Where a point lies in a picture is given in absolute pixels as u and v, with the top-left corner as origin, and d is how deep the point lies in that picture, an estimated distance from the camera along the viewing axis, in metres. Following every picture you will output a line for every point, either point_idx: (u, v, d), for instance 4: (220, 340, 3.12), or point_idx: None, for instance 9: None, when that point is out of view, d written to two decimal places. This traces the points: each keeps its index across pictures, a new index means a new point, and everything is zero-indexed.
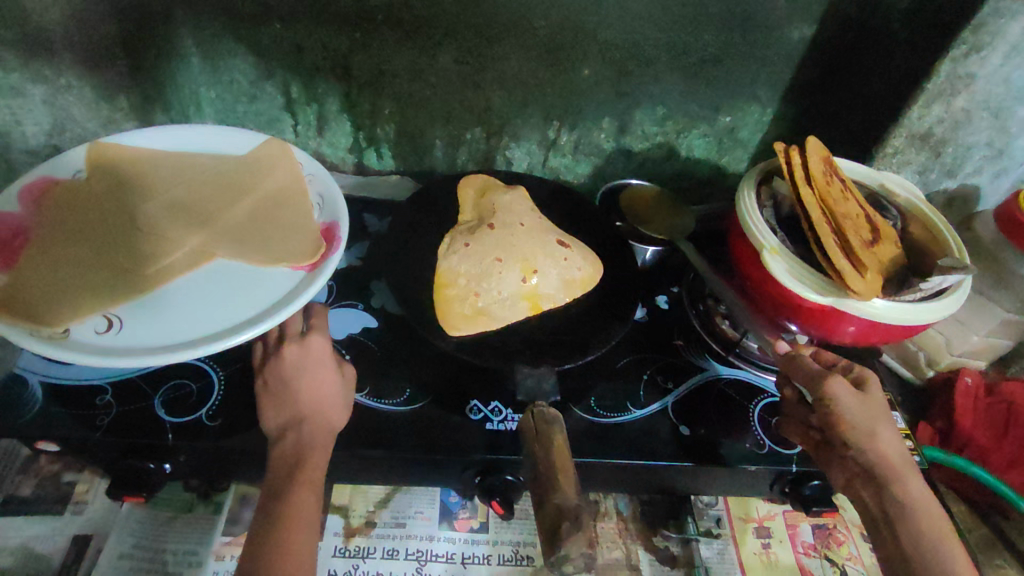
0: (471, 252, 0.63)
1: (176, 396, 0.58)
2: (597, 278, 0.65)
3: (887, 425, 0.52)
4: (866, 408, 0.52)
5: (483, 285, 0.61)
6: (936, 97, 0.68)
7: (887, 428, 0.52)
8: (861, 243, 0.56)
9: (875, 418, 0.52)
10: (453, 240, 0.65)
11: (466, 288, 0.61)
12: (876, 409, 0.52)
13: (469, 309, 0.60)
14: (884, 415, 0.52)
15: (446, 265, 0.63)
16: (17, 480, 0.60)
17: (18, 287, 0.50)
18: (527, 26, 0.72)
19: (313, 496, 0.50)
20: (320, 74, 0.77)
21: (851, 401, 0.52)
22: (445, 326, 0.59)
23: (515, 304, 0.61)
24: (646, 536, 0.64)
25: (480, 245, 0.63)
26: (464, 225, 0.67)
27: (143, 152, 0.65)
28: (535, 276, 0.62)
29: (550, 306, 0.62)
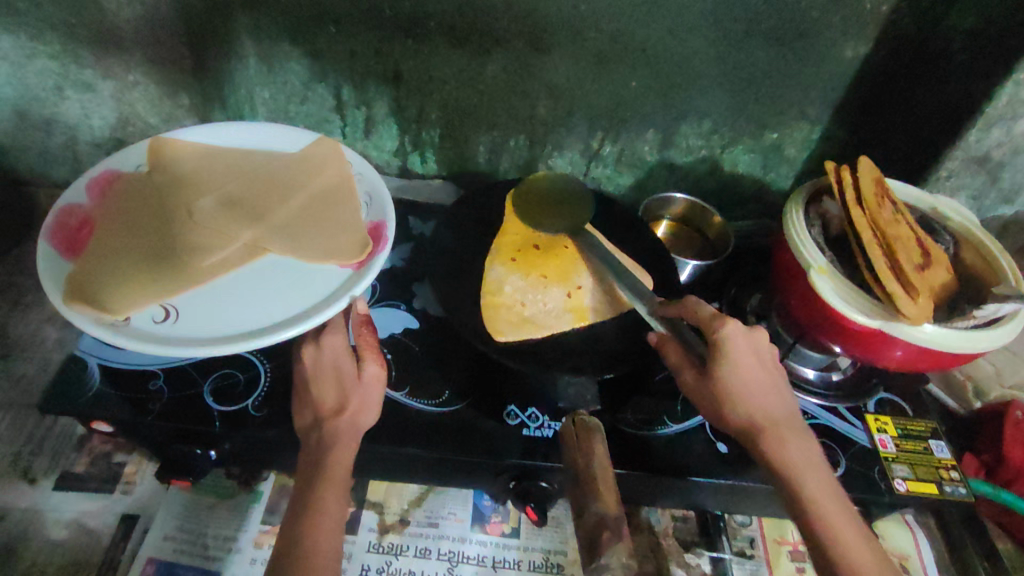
0: (518, 267, 0.66)
1: (223, 385, 0.59)
2: (646, 292, 0.65)
3: (740, 400, 0.50)
4: (707, 390, 0.51)
5: (529, 298, 0.63)
6: (995, 120, 0.66)
7: (732, 407, 0.50)
8: (912, 266, 0.55)
9: (723, 399, 0.50)
10: (500, 250, 0.67)
11: (512, 297, 0.63)
12: (714, 388, 0.50)
13: (516, 317, 0.61)
14: (727, 395, 0.50)
15: (493, 274, 0.65)
16: (72, 457, 0.63)
17: (84, 276, 0.53)
18: (576, 37, 0.73)
19: (338, 492, 0.50)
20: (371, 78, 0.78)
21: (703, 392, 0.51)
22: (493, 332, 0.60)
23: (562, 315, 0.62)
24: (676, 552, 0.63)
25: (525, 264, 0.66)
26: (512, 238, 0.69)
27: (201, 147, 0.67)
28: (578, 291, 0.64)
29: (597, 317, 0.62)
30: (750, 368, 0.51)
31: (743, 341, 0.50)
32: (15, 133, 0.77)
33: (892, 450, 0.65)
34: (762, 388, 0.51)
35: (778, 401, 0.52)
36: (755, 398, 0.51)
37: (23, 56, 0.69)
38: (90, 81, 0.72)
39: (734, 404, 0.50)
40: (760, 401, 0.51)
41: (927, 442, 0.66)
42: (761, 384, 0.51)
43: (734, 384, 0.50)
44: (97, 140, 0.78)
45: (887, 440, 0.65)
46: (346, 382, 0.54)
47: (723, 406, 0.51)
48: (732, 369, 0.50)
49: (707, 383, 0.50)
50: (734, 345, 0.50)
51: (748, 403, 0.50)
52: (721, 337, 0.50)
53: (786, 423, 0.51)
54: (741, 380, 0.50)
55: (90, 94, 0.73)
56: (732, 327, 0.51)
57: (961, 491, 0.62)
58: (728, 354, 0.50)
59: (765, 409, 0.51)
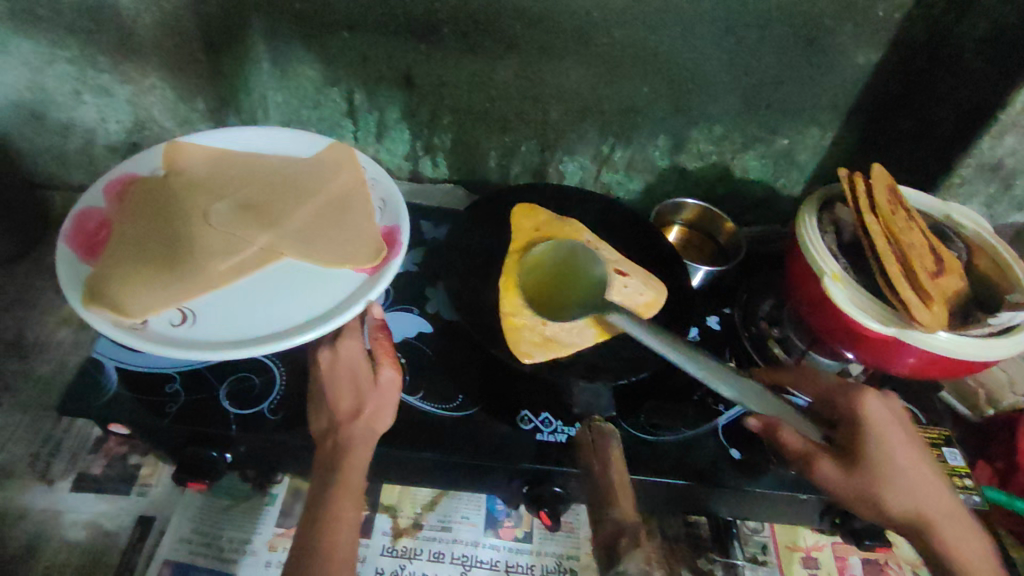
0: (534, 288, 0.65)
1: (239, 388, 0.60)
2: (660, 303, 0.65)
3: (892, 483, 0.51)
4: (857, 475, 0.51)
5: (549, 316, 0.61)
6: (1009, 127, 0.66)
7: (892, 491, 0.51)
8: (926, 273, 0.55)
9: (877, 483, 0.51)
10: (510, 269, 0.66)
11: (531, 318, 0.61)
12: (868, 469, 0.51)
13: (538, 336, 0.60)
14: (883, 478, 0.51)
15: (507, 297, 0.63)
16: (88, 459, 0.64)
17: (103, 279, 0.53)
18: (588, 43, 0.73)
19: (355, 496, 0.51)
20: (384, 83, 0.79)
21: (844, 478, 0.52)
22: (517, 354, 0.59)
23: (582, 331, 0.61)
24: (689, 558, 0.63)
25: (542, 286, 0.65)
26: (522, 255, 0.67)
27: (216, 152, 0.67)
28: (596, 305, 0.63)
29: (617, 329, 0.61)
30: (900, 448, 0.52)
31: (888, 419, 0.53)
32: (32, 136, 0.77)
33: None
34: (914, 473, 0.52)
35: (927, 480, 0.52)
36: (909, 480, 0.51)
37: (42, 60, 0.69)
38: (108, 86, 0.73)
39: (895, 486, 0.51)
40: (918, 481, 0.52)
41: (940, 449, 0.65)
42: (910, 464, 0.52)
43: (887, 464, 0.51)
44: (113, 143, 0.79)
45: None
46: (362, 386, 0.55)
47: (880, 490, 0.51)
48: (884, 449, 0.52)
49: (859, 468, 0.52)
50: (882, 421, 0.53)
51: (906, 485, 0.51)
52: (864, 414, 0.53)
53: (941, 506, 0.51)
54: (897, 461, 0.51)
55: (107, 99, 0.74)
56: (873, 402, 0.53)
57: (976, 500, 0.62)
58: (875, 431, 0.52)
59: (928, 490, 0.52)
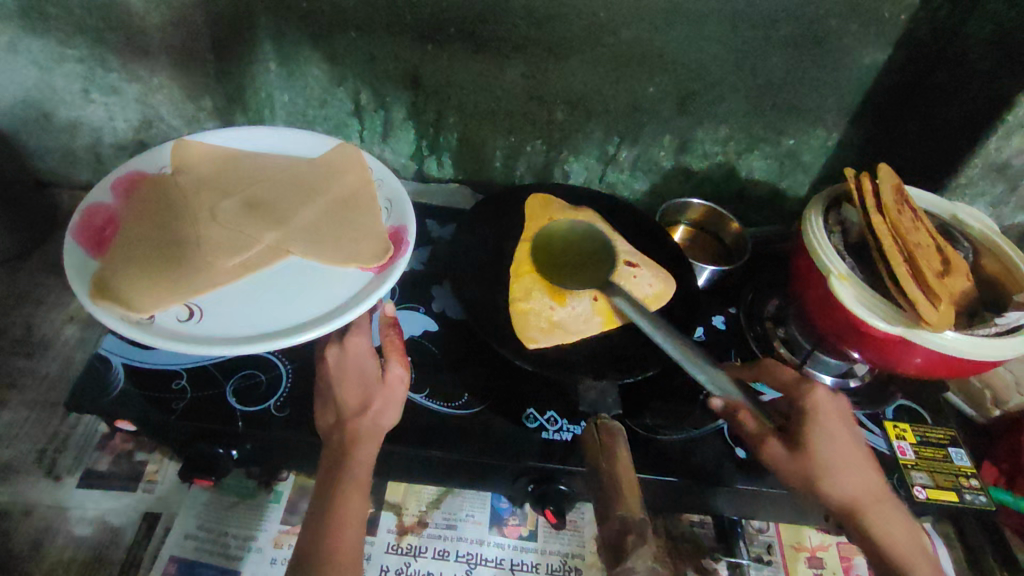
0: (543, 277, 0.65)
1: (246, 385, 0.60)
2: (669, 294, 0.66)
3: (830, 471, 0.49)
4: (797, 459, 0.50)
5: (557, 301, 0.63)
6: (1016, 128, 0.66)
7: (829, 478, 0.49)
8: (933, 273, 0.55)
9: (819, 469, 0.49)
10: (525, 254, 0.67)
11: (541, 303, 0.62)
12: (816, 458, 0.49)
13: (544, 320, 0.61)
14: (825, 466, 0.49)
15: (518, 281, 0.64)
16: (95, 455, 0.64)
17: (110, 275, 0.54)
18: (595, 43, 0.73)
19: (361, 492, 0.51)
20: (390, 83, 0.79)
21: (789, 462, 0.50)
22: (523, 338, 0.60)
23: (590, 318, 0.62)
24: (694, 557, 0.63)
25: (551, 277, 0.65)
26: (535, 245, 0.69)
27: (224, 150, 0.67)
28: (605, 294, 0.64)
29: (625, 320, 0.62)
30: (842, 440, 0.50)
31: (837, 410, 0.52)
32: (40, 135, 0.78)
33: (911, 457, 0.65)
34: (856, 462, 0.50)
35: (863, 474, 0.50)
36: (849, 471, 0.50)
37: (51, 59, 0.70)
38: (116, 84, 0.73)
39: (833, 474, 0.49)
40: (857, 472, 0.50)
41: (946, 449, 0.66)
42: (847, 456, 0.50)
43: (825, 453, 0.50)
44: (120, 142, 0.80)
45: (905, 448, 0.65)
46: (369, 383, 0.55)
47: (820, 476, 0.49)
48: (826, 435, 0.50)
49: (801, 451, 0.50)
50: (825, 411, 0.51)
51: (842, 474, 0.49)
52: (813, 402, 0.52)
53: (876, 497, 0.50)
54: (839, 451, 0.50)
55: (115, 97, 0.74)
56: (822, 393, 0.52)
57: (981, 500, 0.62)
58: (823, 419, 0.51)
59: (865, 483, 0.50)
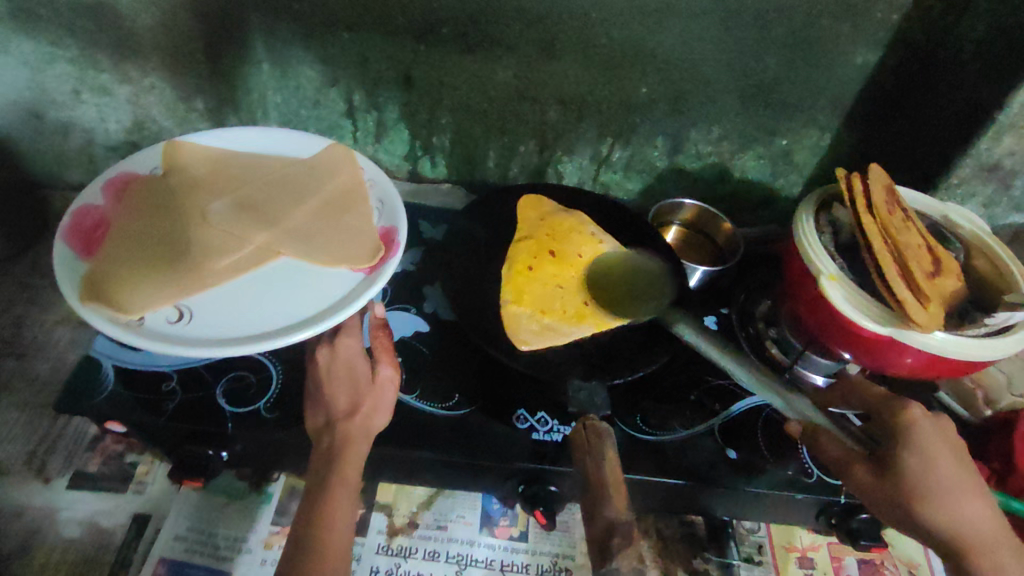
0: (534, 281, 0.66)
1: (236, 386, 0.60)
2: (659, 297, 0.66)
3: (935, 501, 0.48)
4: (907, 490, 0.49)
5: (548, 306, 0.64)
6: (1007, 128, 0.66)
7: (928, 508, 0.48)
8: (923, 274, 0.55)
9: (921, 498, 0.48)
10: (517, 256, 0.68)
11: (532, 306, 0.63)
12: (905, 485, 0.49)
13: (535, 323, 0.62)
14: (922, 494, 0.48)
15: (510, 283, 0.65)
16: (85, 457, 0.64)
17: (100, 276, 0.54)
18: (587, 44, 0.73)
19: (350, 494, 0.51)
20: (382, 83, 0.79)
21: (871, 485, 0.51)
22: (514, 339, 0.60)
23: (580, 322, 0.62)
24: (685, 557, 0.63)
25: (542, 280, 0.66)
26: (528, 245, 0.69)
27: (215, 151, 0.67)
28: (595, 299, 0.65)
29: (617, 322, 0.63)
30: (943, 469, 0.49)
31: (934, 432, 0.51)
32: (32, 136, 0.77)
33: None
34: (943, 492, 0.48)
35: (982, 510, 0.49)
36: (951, 502, 0.48)
37: (42, 60, 0.70)
38: (107, 85, 0.73)
39: (928, 503, 0.48)
40: (942, 500, 0.48)
41: None
42: (959, 486, 0.49)
43: (923, 480, 0.49)
44: (112, 143, 0.79)
45: None
46: (359, 385, 0.55)
47: (915, 505, 0.48)
48: (923, 464, 0.49)
49: (894, 479, 0.50)
50: (930, 438, 0.50)
51: (955, 505, 0.48)
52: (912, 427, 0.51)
53: (973, 520, 0.48)
54: (936, 479, 0.49)
55: (106, 98, 0.74)
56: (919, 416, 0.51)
57: None
58: (920, 442, 0.50)
59: (952, 514, 0.48)
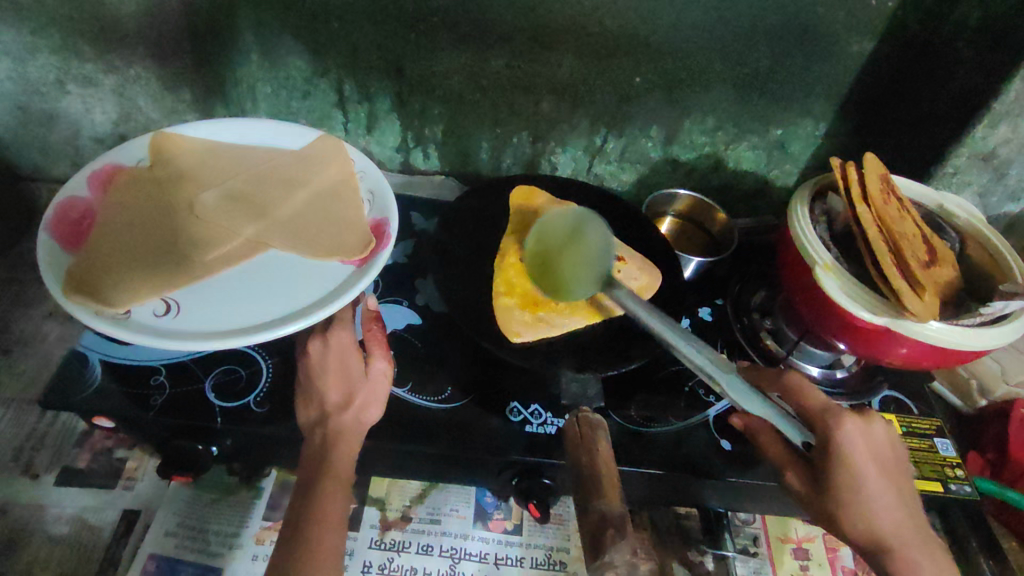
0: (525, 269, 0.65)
1: (225, 380, 0.59)
2: (653, 288, 0.65)
3: (858, 510, 0.47)
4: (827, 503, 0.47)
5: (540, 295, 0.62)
6: (1002, 117, 0.65)
7: (848, 520, 0.47)
8: (918, 263, 0.55)
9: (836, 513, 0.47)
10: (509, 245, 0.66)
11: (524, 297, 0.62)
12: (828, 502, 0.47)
13: (528, 314, 0.61)
14: (847, 505, 0.47)
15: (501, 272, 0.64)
16: (73, 453, 0.63)
17: (85, 268, 0.53)
18: (580, 33, 0.72)
19: (341, 488, 0.50)
20: (373, 74, 0.78)
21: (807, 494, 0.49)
22: (506, 331, 0.59)
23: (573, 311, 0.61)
24: (679, 549, 0.63)
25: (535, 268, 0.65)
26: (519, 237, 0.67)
27: (203, 142, 0.66)
28: None
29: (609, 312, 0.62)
30: (866, 480, 0.47)
31: (863, 445, 0.47)
32: (16, 128, 0.76)
33: None
34: (865, 500, 0.47)
35: (901, 512, 0.48)
36: (874, 509, 0.47)
37: (25, 51, 0.68)
38: (92, 76, 0.71)
39: (849, 516, 0.47)
40: (859, 516, 0.47)
41: (931, 441, 0.65)
42: (880, 494, 0.47)
43: (848, 491, 0.47)
44: (99, 135, 0.78)
45: None
46: (351, 378, 0.54)
47: (841, 515, 0.47)
48: (851, 477, 0.47)
49: (824, 490, 0.47)
50: (858, 452, 0.47)
51: (877, 512, 0.47)
52: (841, 441, 0.47)
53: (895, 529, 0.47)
54: (862, 492, 0.46)
55: (91, 89, 0.73)
56: (851, 430, 0.47)
57: (966, 490, 0.62)
58: (849, 460, 0.47)
59: (868, 527, 0.47)
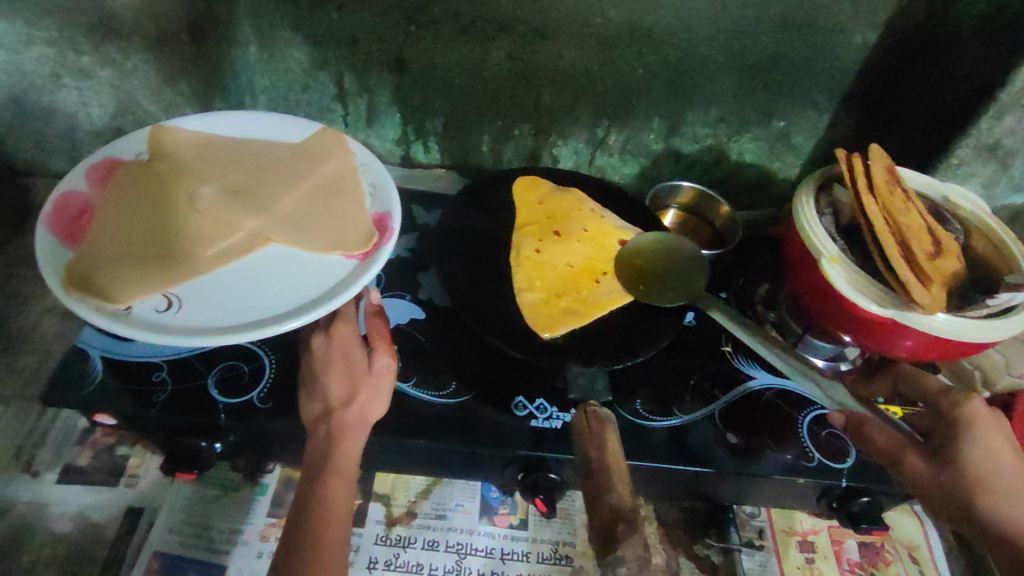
0: (541, 262, 0.65)
1: (228, 376, 0.59)
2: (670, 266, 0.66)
3: (995, 488, 0.51)
4: (959, 478, 0.52)
5: (560, 289, 0.63)
6: (1008, 107, 0.65)
7: (993, 497, 0.51)
8: (925, 255, 0.54)
9: (977, 487, 0.51)
10: (521, 239, 0.67)
11: (545, 291, 0.63)
12: (970, 474, 0.52)
13: (553, 309, 0.61)
14: (985, 480, 0.52)
15: (517, 266, 0.65)
16: (75, 450, 0.63)
17: (85, 264, 0.52)
18: (583, 24, 0.72)
19: (347, 484, 0.50)
20: (373, 66, 0.77)
21: (934, 479, 0.53)
22: (535, 328, 0.60)
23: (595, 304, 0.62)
24: (685, 542, 0.63)
25: (551, 260, 0.66)
26: (529, 228, 0.68)
27: (202, 136, 0.66)
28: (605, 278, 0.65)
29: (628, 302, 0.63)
30: (1009, 458, 0.52)
31: (996, 425, 0.54)
32: (11, 122, 0.75)
33: None
34: (1004, 477, 0.52)
35: None
36: (1015, 489, 0.51)
37: (19, 43, 0.67)
38: (88, 68, 0.70)
39: (990, 492, 0.51)
40: (1005, 492, 0.51)
41: None
42: (1017, 480, 0.52)
43: (987, 467, 0.52)
44: (95, 129, 0.77)
45: None
46: (356, 373, 0.54)
47: (976, 493, 0.51)
48: (988, 456, 0.52)
49: (954, 467, 0.53)
50: (990, 428, 0.53)
51: (1022, 492, 0.51)
52: (976, 420, 0.54)
53: None
54: (1001, 467, 0.52)
55: (88, 82, 0.71)
56: (983, 408, 0.54)
57: None
58: (979, 435, 0.53)
59: (1012, 504, 0.51)
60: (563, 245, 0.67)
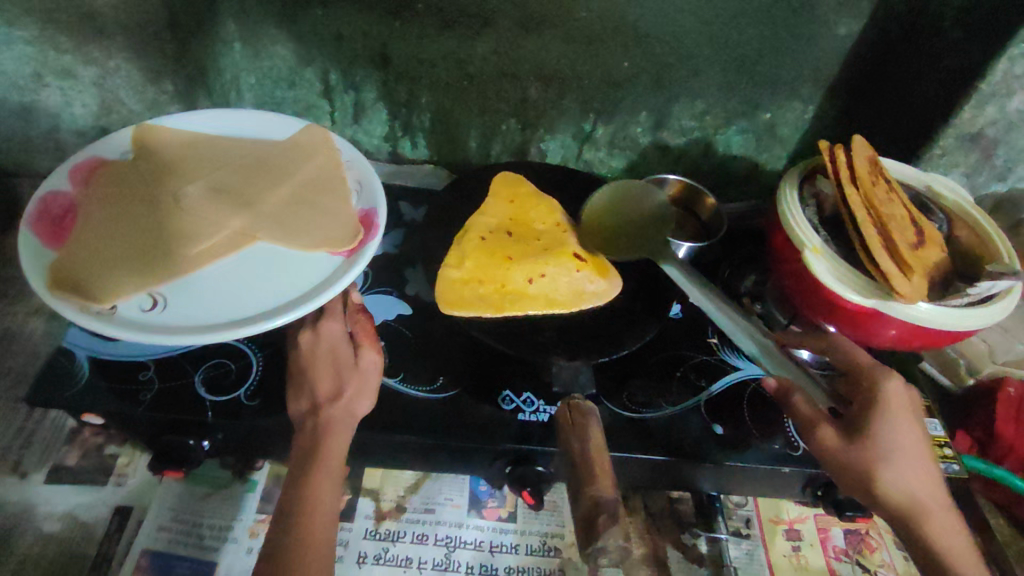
0: (484, 244, 0.65)
1: (215, 374, 0.59)
2: (606, 294, 0.63)
3: (900, 465, 0.50)
4: (866, 453, 0.50)
5: (488, 274, 0.63)
6: (989, 97, 0.66)
7: (893, 472, 0.49)
8: (907, 245, 0.55)
9: (876, 462, 0.49)
10: (478, 224, 0.67)
11: (475, 274, 0.62)
12: (873, 452, 0.50)
13: (470, 292, 0.61)
14: (885, 454, 0.50)
15: (461, 251, 0.64)
16: (63, 450, 0.63)
17: (69, 265, 0.52)
18: (568, 17, 0.72)
19: (332, 480, 0.50)
20: (359, 62, 0.77)
21: (845, 454, 0.50)
22: (443, 303, 0.60)
23: (511, 297, 0.61)
24: (673, 533, 0.64)
25: (493, 244, 0.65)
26: (489, 218, 0.68)
27: (188, 135, 0.65)
28: (541, 279, 0.63)
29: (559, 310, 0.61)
30: (913, 435, 0.51)
31: (905, 403, 0.52)
32: None
33: None
34: (911, 453, 0.50)
35: (929, 481, 0.51)
36: (907, 462, 0.50)
37: None
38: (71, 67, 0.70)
39: (891, 468, 0.49)
40: (894, 465, 0.49)
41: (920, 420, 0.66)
42: (913, 456, 0.50)
43: (889, 442, 0.50)
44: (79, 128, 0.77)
45: None
46: (340, 370, 0.54)
47: (881, 467, 0.49)
48: (902, 432, 0.50)
49: (863, 444, 0.50)
50: (902, 403, 0.52)
51: (900, 464, 0.50)
52: (883, 395, 0.52)
53: (933, 494, 0.50)
54: (906, 442, 0.50)
55: (71, 81, 0.71)
56: (893, 385, 0.53)
57: (954, 468, 0.62)
58: (894, 414, 0.51)
59: (901, 480, 0.49)
60: (513, 240, 0.66)
